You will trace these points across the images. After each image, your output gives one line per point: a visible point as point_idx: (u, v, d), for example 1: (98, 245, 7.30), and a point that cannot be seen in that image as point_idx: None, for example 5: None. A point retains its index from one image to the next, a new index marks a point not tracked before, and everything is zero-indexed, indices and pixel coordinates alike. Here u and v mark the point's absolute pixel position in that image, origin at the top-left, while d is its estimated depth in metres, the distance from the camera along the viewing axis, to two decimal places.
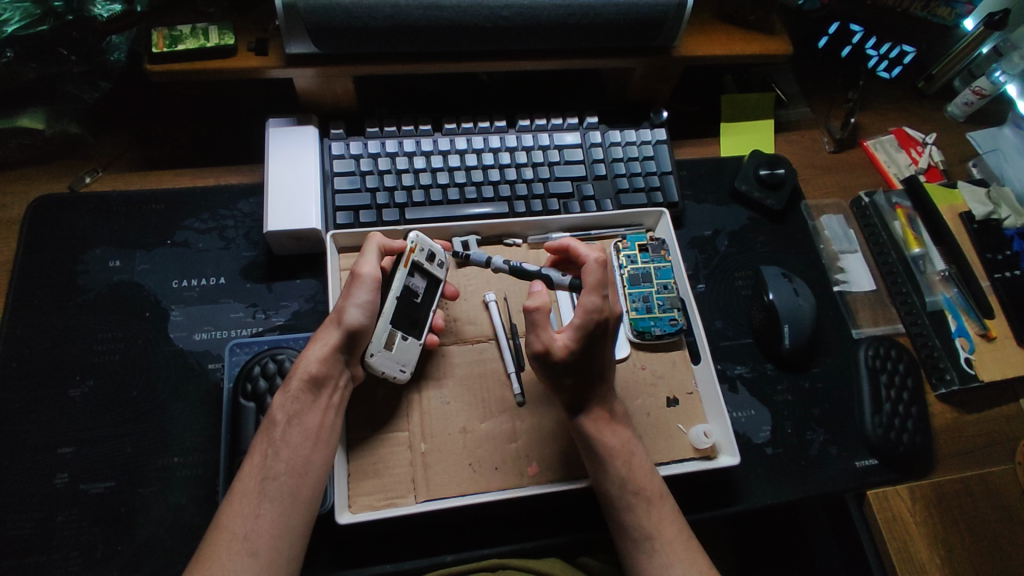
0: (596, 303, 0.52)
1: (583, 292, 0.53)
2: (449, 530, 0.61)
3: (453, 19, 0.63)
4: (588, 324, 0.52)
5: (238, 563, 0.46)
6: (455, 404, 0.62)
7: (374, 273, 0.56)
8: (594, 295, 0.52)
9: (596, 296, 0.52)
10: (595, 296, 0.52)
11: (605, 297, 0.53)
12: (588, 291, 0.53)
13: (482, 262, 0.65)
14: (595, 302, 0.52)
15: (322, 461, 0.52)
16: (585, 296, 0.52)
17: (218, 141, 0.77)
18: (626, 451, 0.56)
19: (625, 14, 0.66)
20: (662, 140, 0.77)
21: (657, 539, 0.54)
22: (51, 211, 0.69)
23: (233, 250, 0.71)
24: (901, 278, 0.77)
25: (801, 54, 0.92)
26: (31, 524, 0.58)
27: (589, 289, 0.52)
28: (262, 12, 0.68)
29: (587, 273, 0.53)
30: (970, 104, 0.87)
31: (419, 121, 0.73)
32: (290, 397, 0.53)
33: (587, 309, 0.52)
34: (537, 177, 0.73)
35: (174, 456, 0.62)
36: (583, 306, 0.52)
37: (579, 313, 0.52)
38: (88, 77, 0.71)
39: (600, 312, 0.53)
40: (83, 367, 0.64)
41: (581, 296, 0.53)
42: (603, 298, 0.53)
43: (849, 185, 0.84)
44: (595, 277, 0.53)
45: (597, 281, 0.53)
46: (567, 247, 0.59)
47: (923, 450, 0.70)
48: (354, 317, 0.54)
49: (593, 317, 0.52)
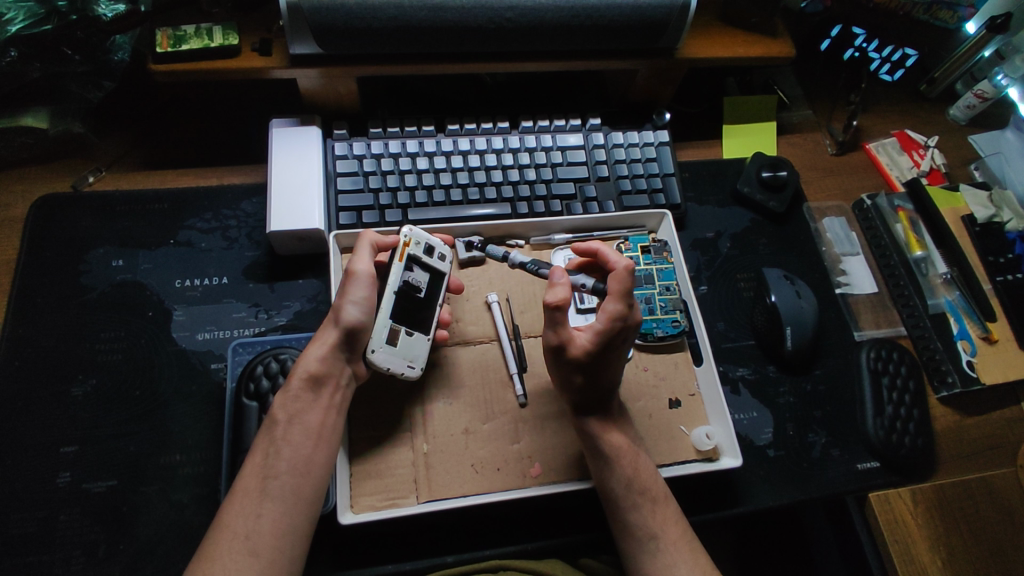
0: (619, 311, 0.52)
1: (606, 298, 0.53)
2: (451, 531, 0.61)
3: (457, 20, 0.64)
4: (608, 331, 0.52)
5: (240, 563, 0.46)
6: (457, 405, 0.62)
7: (368, 269, 0.56)
8: (617, 302, 0.52)
9: (619, 304, 0.52)
10: (619, 304, 0.52)
11: (630, 306, 0.52)
12: (613, 298, 0.52)
13: (498, 256, 0.68)
14: (618, 310, 0.52)
15: (324, 460, 0.52)
16: (608, 302, 0.52)
17: (221, 141, 0.77)
18: (631, 452, 0.57)
19: (628, 16, 0.67)
20: (664, 141, 0.77)
21: (661, 539, 0.54)
22: (55, 210, 0.69)
23: (236, 250, 0.71)
24: (903, 280, 0.78)
25: (803, 56, 0.93)
26: (32, 523, 0.58)
27: (613, 297, 0.52)
28: (266, 12, 0.68)
29: (614, 278, 0.53)
30: (971, 108, 0.87)
31: (422, 122, 0.73)
32: (291, 396, 0.53)
33: (609, 316, 0.52)
34: (540, 178, 0.73)
35: (175, 455, 0.62)
36: (606, 312, 0.52)
37: (602, 319, 0.52)
38: (92, 77, 0.71)
39: (622, 319, 0.52)
40: (85, 366, 0.64)
41: (605, 302, 0.52)
42: (626, 307, 0.52)
43: (850, 188, 0.84)
44: (621, 284, 0.52)
45: (621, 290, 0.52)
46: (597, 250, 0.59)
47: (924, 452, 0.69)
48: (351, 314, 0.55)
49: (615, 324, 0.52)
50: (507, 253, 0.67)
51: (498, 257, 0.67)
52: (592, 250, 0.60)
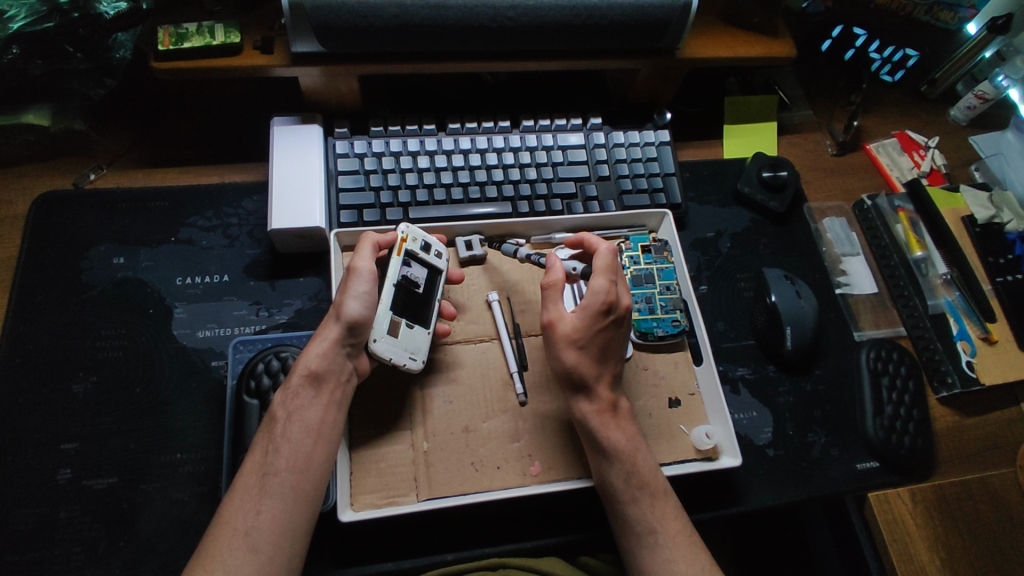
0: (602, 286, 0.56)
1: (593, 276, 0.57)
2: (451, 529, 0.61)
3: (458, 18, 0.64)
4: (594, 306, 0.56)
5: (238, 560, 0.46)
6: (458, 403, 0.62)
7: (369, 266, 0.57)
8: (602, 278, 0.57)
9: (603, 279, 0.56)
10: (603, 280, 0.56)
11: (613, 283, 0.57)
12: (598, 275, 0.57)
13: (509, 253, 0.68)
14: (602, 286, 0.56)
15: (323, 457, 0.52)
16: (593, 279, 0.57)
17: (222, 139, 0.77)
18: (633, 447, 0.56)
19: (629, 15, 0.67)
20: (665, 141, 0.77)
21: (661, 534, 0.54)
22: (56, 207, 0.70)
23: (236, 248, 0.71)
24: (902, 280, 0.78)
25: (803, 57, 0.93)
26: (33, 519, 0.58)
27: (598, 273, 0.57)
28: (268, 11, 0.68)
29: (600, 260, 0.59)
30: (973, 109, 0.87)
31: (423, 121, 0.73)
32: (291, 393, 0.54)
33: (594, 291, 0.56)
34: (541, 177, 0.73)
35: (176, 452, 0.62)
36: (591, 288, 0.56)
37: (587, 295, 0.56)
38: (94, 74, 0.71)
39: (607, 295, 0.56)
40: (86, 363, 0.64)
41: (591, 280, 0.57)
42: (610, 283, 0.57)
43: (851, 188, 0.84)
44: (605, 263, 0.58)
45: (605, 267, 0.57)
46: (583, 238, 0.64)
47: (923, 452, 0.70)
48: (354, 309, 0.55)
49: (600, 299, 0.56)
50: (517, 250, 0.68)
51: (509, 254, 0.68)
52: (579, 240, 0.64)
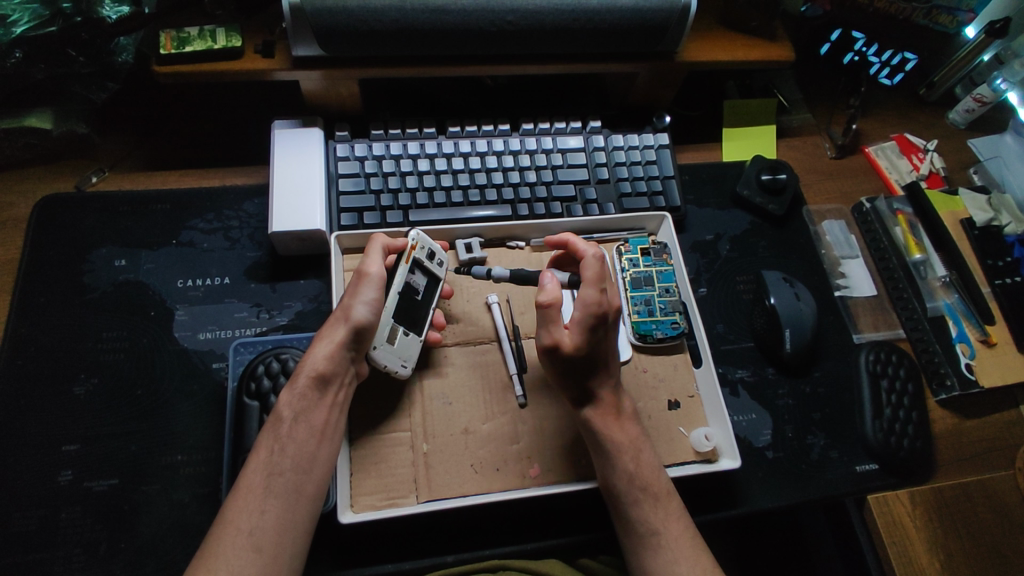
0: (593, 297, 0.54)
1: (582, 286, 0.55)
2: (451, 531, 0.61)
3: (458, 23, 0.64)
4: (586, 318, 0.54)
5: (243, 559, 0.46)
6: (457, 405, 0.62)
7: (380, 272, 0.57)
8: (592, 288, 0.54)
9: (593, 289, 0.54)
10: (593, 290, 0.54)
11: (603, 291, 0.54)
12: (587, 285, 0.54)
13: (482, 275, 0.66)
14: (592, 296, 0.54)
15: (327, 457, 0.53)
16: (582, 290, 0.54)
17: (224, 142, 0.77)
18: (635, 447, 0.56)
19: (629, 19, 0.67)
20: (665, 145, 0.77)
21: (664, 535, 0.54)
22: (58, 209, 0.70)
23: (237, 250, 0.71)
24: (902, 283, 0.78)
25: (803, 61, 0.93)
26: (34, 520, 0.58)
27: (587, 284, 0.54)
28: (270, 15, 0.69)
29: (585, 269, 0.55)
30: (971, 112, 0.88)
31: (423, 124, 0.74)
32: (297, 394, 0.53)
33: (584, 303, 0.54)
34: (541, 180, 0.73)
35: (177, 454, 0.62)
36: (581, 301, 0.54)
37: (580, 307, 0.54)
38: (96, 78, 0.71)
39: (597, 306, 0.54)
40: (88, 366, 0.64)
41: (579, 291, 0.54)
42: (601, 292, 0.54)
43: (850, 191, 0.84)
44: (594, 271, 0.55)
45: (594, 276, 0.55)
46: (567, 241, 0.61)
47: (923, 454, 0.69)
48: (361, 314, 0.55)
49: (591, 311, 0.54)
50: (490, 271, 0.66)
51: (483, 277, 0.66)
52: (563, 240, 0.62)
